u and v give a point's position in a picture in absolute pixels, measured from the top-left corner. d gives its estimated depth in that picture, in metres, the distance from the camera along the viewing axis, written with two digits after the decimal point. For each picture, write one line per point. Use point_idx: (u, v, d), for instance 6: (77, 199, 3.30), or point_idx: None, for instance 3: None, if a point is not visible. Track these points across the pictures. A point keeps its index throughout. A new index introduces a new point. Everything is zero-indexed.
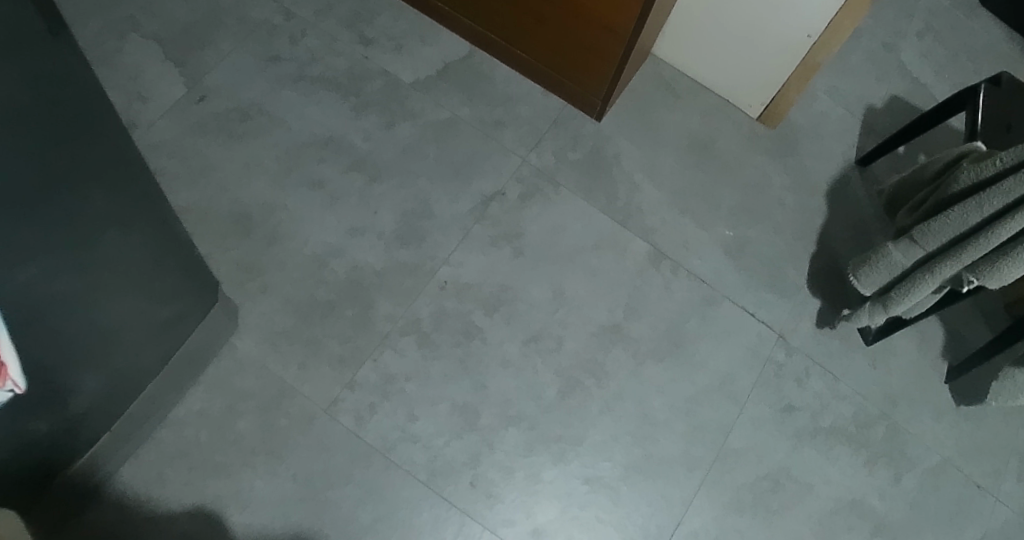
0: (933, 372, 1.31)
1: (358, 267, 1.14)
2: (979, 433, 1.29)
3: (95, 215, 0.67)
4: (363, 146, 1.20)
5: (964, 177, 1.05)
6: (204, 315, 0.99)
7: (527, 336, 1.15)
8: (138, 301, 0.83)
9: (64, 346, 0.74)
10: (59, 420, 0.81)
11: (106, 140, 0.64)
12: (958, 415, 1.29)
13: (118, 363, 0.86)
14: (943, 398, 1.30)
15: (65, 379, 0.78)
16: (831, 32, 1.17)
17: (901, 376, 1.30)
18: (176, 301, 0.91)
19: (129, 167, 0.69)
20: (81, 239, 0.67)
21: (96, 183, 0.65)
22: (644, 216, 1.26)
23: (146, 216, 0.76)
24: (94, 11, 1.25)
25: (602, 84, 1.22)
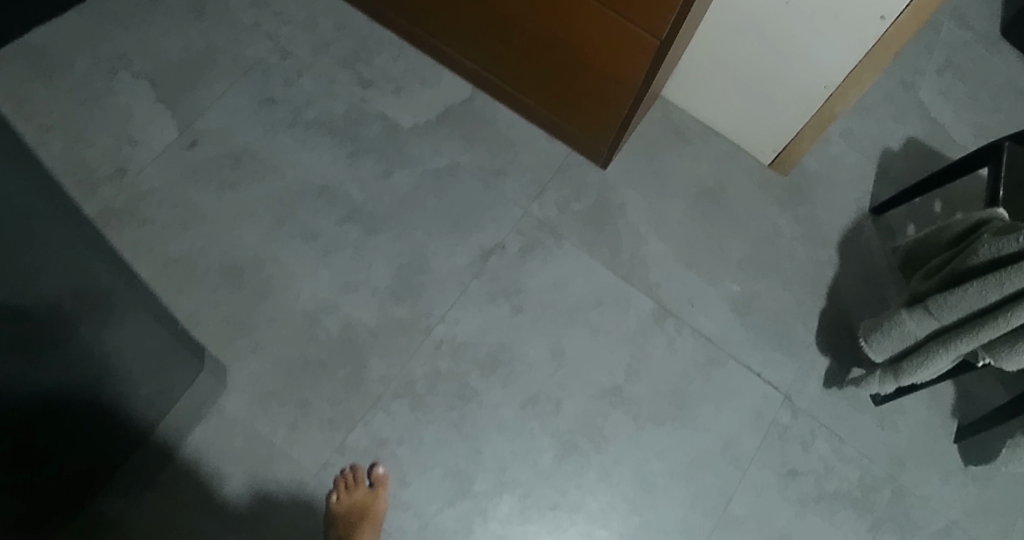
0: (942, 431, 1.27)
1: (350, 324, 1.11)
2: (990, 497, 1.24)
3: (73, 299, 0.68)
4: (358, 195, 1.16)
5: (984, 250, 1.00)
6: (193, 382, 0.99)
7: (525, 399, 1.12)
8: (117, 377, 0.82)
9: (51, 426, 0.75)
10: (43, 495, 0.82)
11: (70, 223, 0.65)
12: (967, 476, 1.25)
13: (104, 437, 0.86)
14: (950, 458, 1.26)
15: (51, 457, 0.78)
16: (849, 84, 1.13)
17: (909, 436, 1.26)
18: (165, 374, 0.91)
19: (98, 249, 0.70)
20: (60, 322, 0.68)
21: (75, 269, 0.66)
22: (649, 270, 1.21)
23: (127, 292, 0.77)
24: (86, 49, 1.22)
25: (609, 135, 1.18)
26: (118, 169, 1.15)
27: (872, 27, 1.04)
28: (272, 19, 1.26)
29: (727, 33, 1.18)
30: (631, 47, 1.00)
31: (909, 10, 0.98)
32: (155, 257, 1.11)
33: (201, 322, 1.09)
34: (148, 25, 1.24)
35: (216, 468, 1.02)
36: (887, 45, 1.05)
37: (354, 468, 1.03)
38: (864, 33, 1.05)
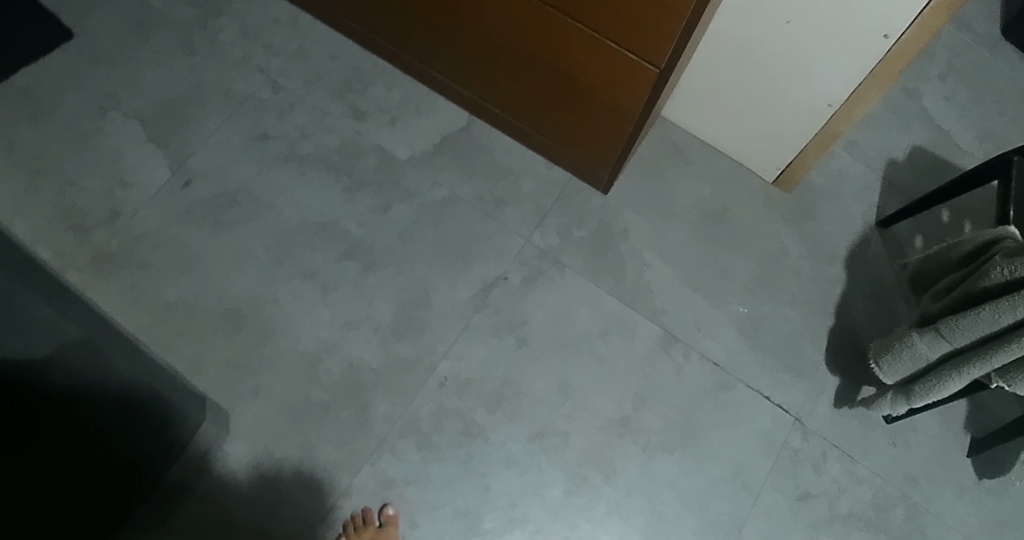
0: (955, 443, 1.24)
1: (353, 364, 1.09)
2: (1009, 511, 1.21)
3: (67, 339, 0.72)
4: (356, 231, 1.15)
5: (996, 273, 0.97)
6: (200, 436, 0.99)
7: (532, 434, 1.10)
8: (127, 429, 0.83)
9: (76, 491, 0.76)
10: None
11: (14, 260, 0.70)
12: (981, 489, 1.21)
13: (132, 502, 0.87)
14: (963, 472, 1.22)
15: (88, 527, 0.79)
16: (853, 102, 1.10)
17: (921, 452, 1.22)
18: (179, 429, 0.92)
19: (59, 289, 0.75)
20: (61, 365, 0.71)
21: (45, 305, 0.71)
22: (654, 296, 1.19)
23: (108, 335, 0.80)
24: (74, 89, 1.20)
25: (609, 161, 1.16)
26: (111, 212, 1.13)
27: (875, 45, 1.02)
28: (262, 51, 1.25)
29: (726, 52, 1.16)
30: (630, 76, 0.99)
31: (913, 28, 0.96)
32: (152, 302, 1.09)
33: (200, 368, 1.07)
34: (138, 63, 1.23)
35: (219, 519, 1.00)
36: (891, 64, 1.03)
37: (365, 510, 1.03)
38: (867, 51, 1.03)
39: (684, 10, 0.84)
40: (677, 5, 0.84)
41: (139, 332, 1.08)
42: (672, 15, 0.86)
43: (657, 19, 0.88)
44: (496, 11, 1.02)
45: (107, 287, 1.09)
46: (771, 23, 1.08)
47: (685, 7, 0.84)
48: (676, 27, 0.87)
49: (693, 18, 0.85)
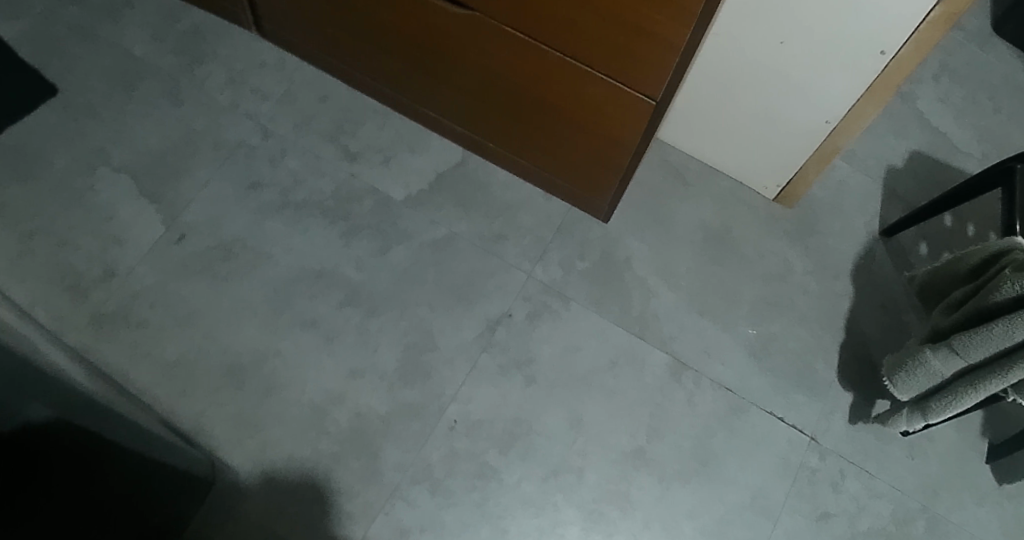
0: (971, 450, 1.21)
1: (361, 412, 1.08)
2: None
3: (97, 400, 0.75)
4: (356, 276, 1.14)
5: (1007, 288, 0.96)
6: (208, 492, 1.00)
7: (546, 473, 1.08)
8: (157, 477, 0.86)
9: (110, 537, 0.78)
10: None
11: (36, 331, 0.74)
12: (1002, 495, 1.18)
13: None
14: (982, 479, 1.19)
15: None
16: (852, 118, 1.09)
17: (939, 462, 1.19)
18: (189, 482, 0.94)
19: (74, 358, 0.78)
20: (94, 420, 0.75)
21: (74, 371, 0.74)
22: (661, 323, 1.18)
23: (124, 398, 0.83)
24: (62, 145, 1.18)
25: (608, 190, 1.15)
26: (106, 271, 1.11)
27: (872, 62, 1.00)
28: (251, 97, 1.25)
29: (721, 72, 1.15)
30: (626, 109, 0.98)
31: (909, 43, 0.95)
32: (154, 361, 1.07)
33: (206, 426, 1.05)
34: (125, 116, 1.21)
35: None
36: (889, 79, 1.01)
37: None
38: (864, 68, 1.01)
39: (680, 42, 0.83)
40: (673, 37, 0.83)
41: (142, 393, 1.05)
42: (667, 47, 0.85)
43: (652, 52, 0.87)
44: (489, 48, 1.01)
45: (106, 349, 1.07)
46: (764, 43, 1.07)
47: (681, 39, 0.83)
48: (671, 59, 0.86)
49: (689, 49, 0.84)
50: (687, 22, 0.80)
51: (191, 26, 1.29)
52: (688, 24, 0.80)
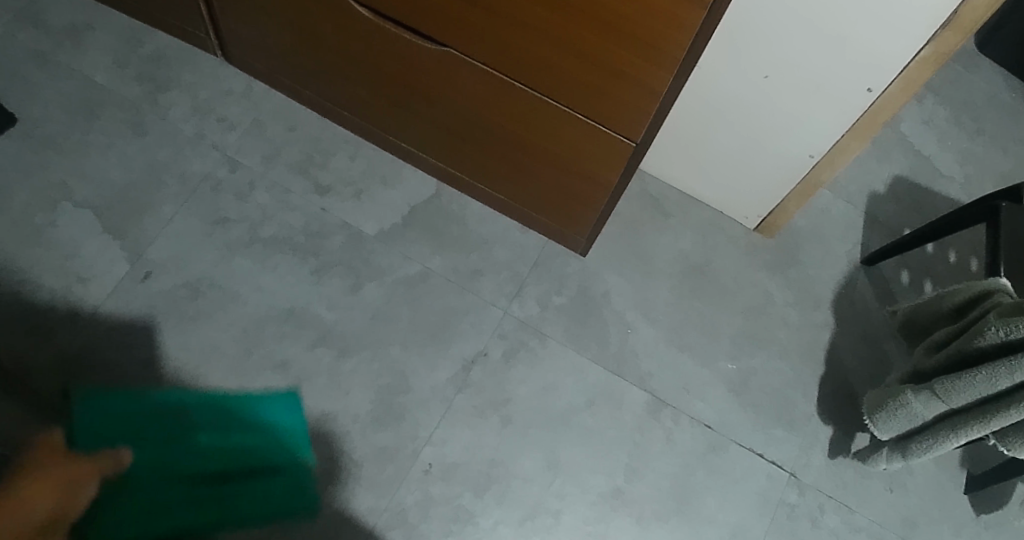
0: (951, 481, 1.17)
1: (333, 450, 1.05)
2: None
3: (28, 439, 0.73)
4: (328, 315, 1.12)
5: (993, 332, 0.92)
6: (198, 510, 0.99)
7: (523, 516, 1.06)
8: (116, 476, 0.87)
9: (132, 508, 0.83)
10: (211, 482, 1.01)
11: None
12: (981, 527, 1.15)
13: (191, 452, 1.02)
14: (962, 510, 1.16)
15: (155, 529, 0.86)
16: (834, 153, 1.07)
17: (919, 495, 1.16)
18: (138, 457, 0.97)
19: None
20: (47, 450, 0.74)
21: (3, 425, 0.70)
22: (639, 360, 1.17)
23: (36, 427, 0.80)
24: (20, 179, 1.12)
25: (586, 226, 1.14)
26: (69, 312, 1.06)
27: (858, 99, 0.98)
28: (216, 126, 1.21)
29: (702, 105, 1.12)
30: (605, 151, 0.95)
31: (898, 81, 0.93)
32: None
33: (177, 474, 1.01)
34: (86, 147, 1.16)
35: None
36: (875, 117, 0.99)
37: None
38: (850, 105, 0.99)
39: (661, 87, 0.81)
40: (653, 83, 0.81)
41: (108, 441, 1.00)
42: (647, 92, 0.83)
43: (632, 98, 0.85)
44: (463, 86, 0.98)
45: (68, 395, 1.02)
46: (749, 79, 1.04)
47: (663, 84, 0.81)
48: (652, 104, 0.84)
49: (671, 93, 0.82)
50: (669, 68, 0.78)
51: (153, 51, 1.24)
52: (670, 69, 0.78)
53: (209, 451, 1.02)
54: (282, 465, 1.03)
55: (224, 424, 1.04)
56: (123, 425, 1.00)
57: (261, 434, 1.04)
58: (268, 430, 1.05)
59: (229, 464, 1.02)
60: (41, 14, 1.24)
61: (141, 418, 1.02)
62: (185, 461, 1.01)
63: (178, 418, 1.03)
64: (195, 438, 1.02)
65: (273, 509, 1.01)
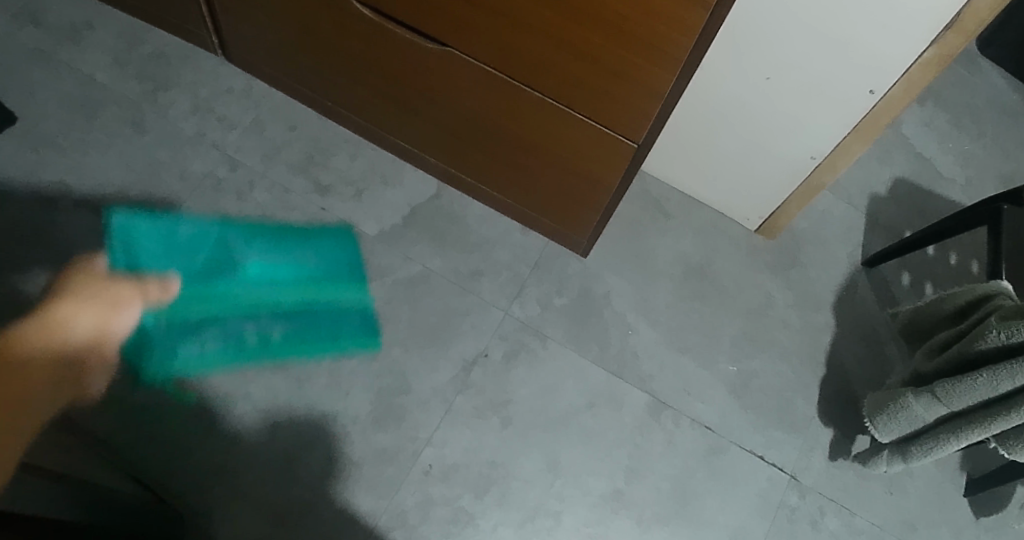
0: (951, 484, 1.17)
1: (373, 336, 1.12)
2: None
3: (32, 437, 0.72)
4: (328, 316, 1.12)
5: (993, 336, 0.91)
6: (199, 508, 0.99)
7: (523, 518, 1.06)
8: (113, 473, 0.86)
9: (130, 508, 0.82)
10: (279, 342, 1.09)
11: None
12: (981, 530, 1.15)
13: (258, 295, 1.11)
14: (962, 513, 1.16)
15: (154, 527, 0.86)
16: (836, 156, 1.07)
17: (919, 497, 1.16)
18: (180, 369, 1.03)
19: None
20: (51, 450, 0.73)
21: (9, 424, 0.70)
22: (640, 361, 1.17)
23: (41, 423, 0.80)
24: (19, 177, 1.12)
25: (587, 227, 1.14)
26: None
27: (860, 101, 0.97)
28: (216, 126, 1.21)
29: (703, 107, 1.12)
30: (607, 152, 0.95)
31: (899, 84, 0.92)
32: (117, 406, 1.02)
33: (177, 473, 1.00)
34: (86, 145, 1.16)
35: None
36: (877, 119, 0.99)
37: None
38: (852, 107, 0.99)
39: (663, 88, 0.81)
40: (655, 84, 0.81)
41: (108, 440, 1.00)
42: (649, 93, 0.82)
43: (634, 99, 0.84)
44: (465, 87, 0.98)
45: None
46: (750, 81, 1.04)
47: (665, 85, 0.80)
48: (654, 105, 0.84)
49: (673, 95, 0.81)
50: (671, 69, 0.78)
51: (154, 50, 1.24)
52: (672, 71, 0.78)
53: (261, 283, 1.12)
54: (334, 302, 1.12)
55: (283, 251, 1.14)
56: (170, 257, 1.10)
57: (314, 269, 1.14)
58: (325, 262, 1.15)
59: (280, 299, 1.11)
60: (41, 12, 1.23)
61: (200, 259, 1.12)
62: (237, 290, 1.11)
63: (230, 247, 1.13)
64: (246, 264, 1.13)
65: (321, 346, 1.10)
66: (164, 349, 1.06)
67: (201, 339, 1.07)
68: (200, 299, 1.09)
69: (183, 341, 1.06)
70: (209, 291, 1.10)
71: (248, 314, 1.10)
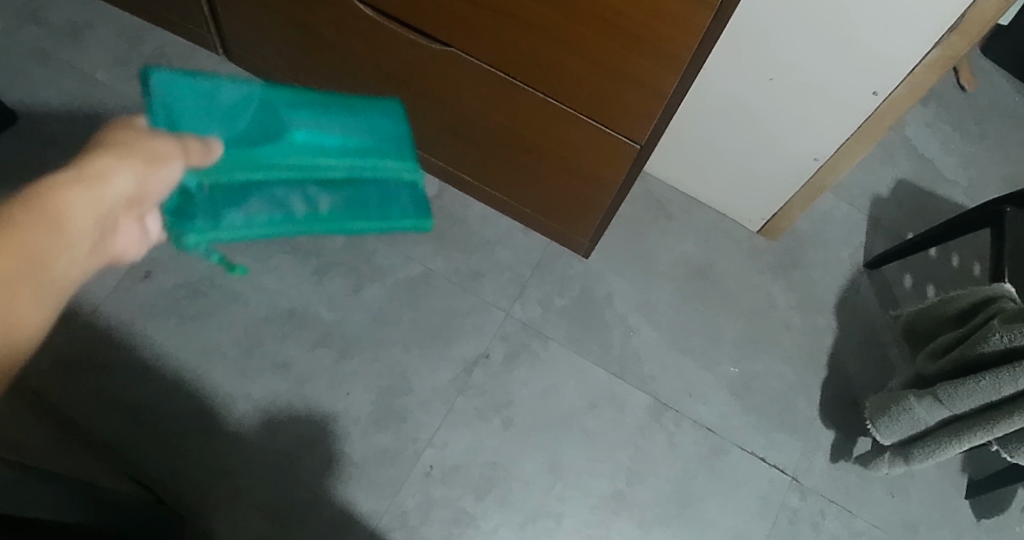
0: (952, 486, 1.17)
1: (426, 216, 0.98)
2: None
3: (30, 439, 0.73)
4: (329, 316, 1.11)
5: (995, 340, 0.91)
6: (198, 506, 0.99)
7: (524, 519, 1.05)
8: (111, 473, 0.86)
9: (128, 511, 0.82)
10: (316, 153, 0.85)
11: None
12: (982, 532, 1.15)
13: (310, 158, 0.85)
14: (963, 516, 1.15)
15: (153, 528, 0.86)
16: (839, 157, 1.06)
17: (921, 500, 1.16)
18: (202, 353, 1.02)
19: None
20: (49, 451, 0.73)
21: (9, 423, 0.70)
22: (641, 362, 1.17)
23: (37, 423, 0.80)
24: (20, 177, 1.12)
25: (589, 228, 1.13)
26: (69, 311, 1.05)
27: (864, 102, 0.97)
28: None
29: (707, 108, 1.12)
30: (609, 153, 0.95)
31: (904, 85, 0.92)
32: (118, 407, 1.02)
33: (177, 472, 1.00)
34: None
35: None
36: (881, 120, 0.98)
37: None
38: (855, 109, 0.99)
39: (666, 88, 0.80)
40: (658, 84, 0.80)
41: (109, 439, 1.00)
42: (652, 94, 0.82)
43: (636, 100, 0.84)
44: (467, 87, 0.98)
45: (68, 393, 1.01)
46: (754, 82, 1.03)
47: (668, 86, 0.80)
48: (657, 106, 0.83)
49: (676, 96, 0.81)
50: (674, 70, 0.78)
51: (155, 50, 1.24)
52: (675, 71, 0.78)
53: (318, 146, 0.85)
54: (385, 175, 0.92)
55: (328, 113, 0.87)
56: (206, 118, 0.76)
57: (375, 138, 0.92)
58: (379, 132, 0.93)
59: (336, 161, 0.87)
60: (42, 11, 1.23)
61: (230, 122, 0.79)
62: (290, 159, 0.83)
63: (263, 113, 0.81)
64: (292, 129, 0.83)
65: (370, 219, 0.91)
66: (207, 216, 0.76)
67: (245, 203, 0.80)
68: (254, 168, 0.80)
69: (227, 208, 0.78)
70: (257, 159, 0.80)
71: (296, 181, 0.84)
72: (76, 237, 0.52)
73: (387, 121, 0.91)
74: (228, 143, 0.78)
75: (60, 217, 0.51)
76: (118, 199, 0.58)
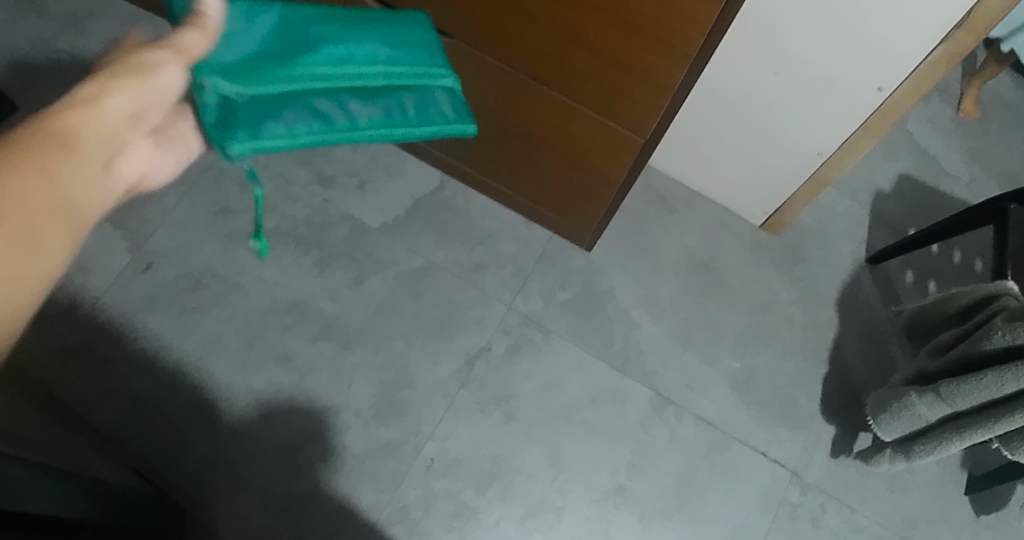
0: (952, 482, 1.17)
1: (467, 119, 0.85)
2: None
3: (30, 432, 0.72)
4: (330, 308, 1.11)
5: (998, 337, 0.91)
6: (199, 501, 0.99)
7: (525, 513, 1.05)
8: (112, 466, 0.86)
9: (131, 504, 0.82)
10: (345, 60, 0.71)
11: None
12: (981, 528, 1.15)
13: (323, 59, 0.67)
14: (963, 512, 1.16)
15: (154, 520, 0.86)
16: (844, 152, 1.06)
17: (921, 496, 1.16)
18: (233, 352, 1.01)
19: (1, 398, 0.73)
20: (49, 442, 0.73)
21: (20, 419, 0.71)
22: (643, 357, 1.17)
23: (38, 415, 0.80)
24: None
25: (592, 222, 1.13)
26: (70, 302, 1.05)
27: (869, 98, 0.97)
28: None
29: (712, 103, 1.11)
30: (614, 147, 0.94)
31: (909, 81, 0.92)
32: (119, 399, 1.02)
33: (179, 465, 1.00)
34: None
35: None
36: (886, 116, 0.98)
37: None
38: (861, 103, 0.98)
39: (672, 83, 0.80)
40: (664, 79, 0.80)
41: (110, 431, 1.00)
42: (658, 88, 0.82)
43: (641, 92, 0.84)
44: (472, 80, 0.97)
45: (69, 384, 1.01)
46: (760, 77, 1.03)
47: (674, 81, 0.80)
48: (663, 100, 0.83)
49: (682, 90, 0.81)
50: (680, 65, 0.77)
51: (156, 39, 1.23)
52: (681, 66, 0.77)
53: (354, 53, 0.71)
54: (427, 85, 0.79)
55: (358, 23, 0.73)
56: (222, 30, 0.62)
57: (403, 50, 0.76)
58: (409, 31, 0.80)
59: (371, 70, 0.72)
60: (42, 1, 1.22)
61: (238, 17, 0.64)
62: (324, 70, 0.68)
63: (287, 25, 0.69)
64: (322, 41, 0.69)
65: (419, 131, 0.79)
66: (249, 131, 0.62)
67: (287, 119, 0.65)
68: (281, 76, 0.64)
69: (268, 122, 0.64)
70: (283, 72, 0.65)
71: (333, 89, 0.69)
72: (91, 165, 0.44)
73: (407, 34, 0.77)
74: (255, 57, 0.64)
75: (77, 145, 0.44)
76: (124, 120, 0.49)
